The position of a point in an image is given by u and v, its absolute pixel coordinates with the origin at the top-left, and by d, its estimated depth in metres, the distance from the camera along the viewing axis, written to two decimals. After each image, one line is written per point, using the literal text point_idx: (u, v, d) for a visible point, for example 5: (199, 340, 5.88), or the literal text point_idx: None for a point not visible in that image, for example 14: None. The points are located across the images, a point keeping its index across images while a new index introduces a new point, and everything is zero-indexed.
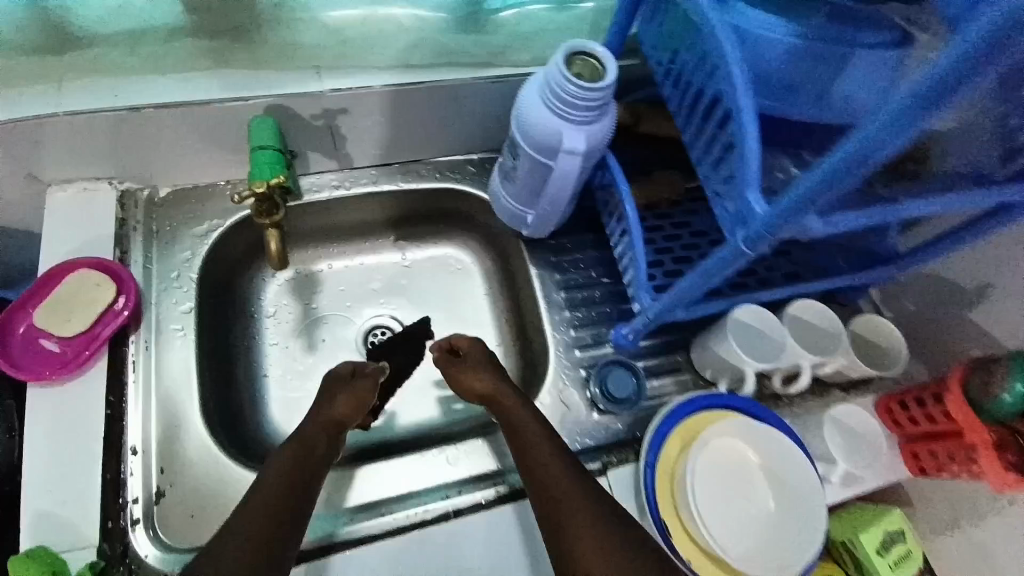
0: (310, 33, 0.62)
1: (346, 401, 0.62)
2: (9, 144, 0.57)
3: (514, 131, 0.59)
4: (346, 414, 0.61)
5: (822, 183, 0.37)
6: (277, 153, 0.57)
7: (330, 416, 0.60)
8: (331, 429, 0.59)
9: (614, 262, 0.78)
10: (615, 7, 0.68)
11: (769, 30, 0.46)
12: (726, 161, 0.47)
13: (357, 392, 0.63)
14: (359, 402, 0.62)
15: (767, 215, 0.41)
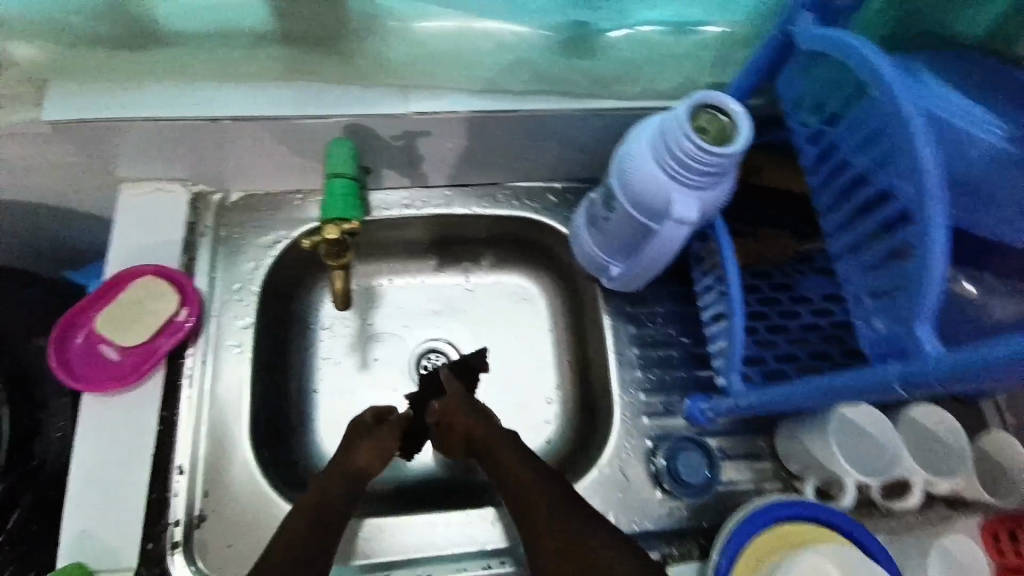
0: (401, 46, 0.56)
1: (368, 449, 0.56)
2: (83, 142, 0.55)
3: (613, 184, 0.51)
4: (368, 463, 0.56)
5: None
6: (352, 183, 0.54)
7: (349, 466, 0.55)
8: (349, 479, 0.54)
9: (697, 320, 0.70)
10: (751, 35, 0.57)
11: (975, 128, 0.41)
12: (888, 270, 0.38)
13: (380, 438, 0.57)
14: (382, 451, 0.57)
15: (936, 365, 0.33)
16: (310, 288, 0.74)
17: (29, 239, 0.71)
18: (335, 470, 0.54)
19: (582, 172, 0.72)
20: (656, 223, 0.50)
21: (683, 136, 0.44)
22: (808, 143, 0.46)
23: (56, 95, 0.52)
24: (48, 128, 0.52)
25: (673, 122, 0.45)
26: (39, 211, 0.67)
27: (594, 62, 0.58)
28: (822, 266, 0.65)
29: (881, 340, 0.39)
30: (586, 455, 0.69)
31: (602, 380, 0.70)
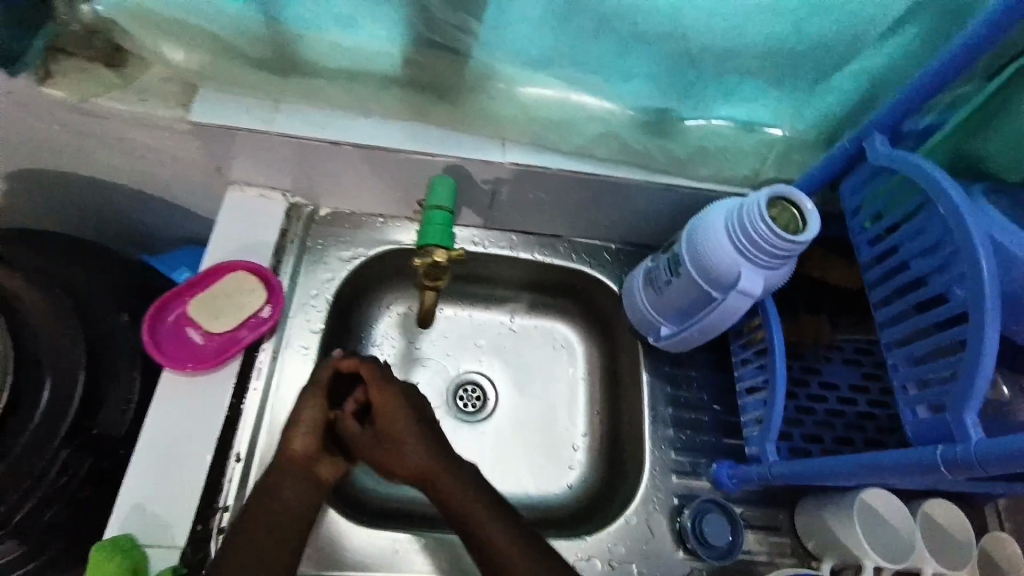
0: (508, 105, 0.62)
1: (302, 433, 0.57)
2: (212, 142, 0.61)
3: (683, 251, 0.57)
4: (313, 452, 0.56)
5: None
6: (450, 215, 0.58)
7: (294, 456, 0.56)
8: (292, 469, 0.55)
9: (729, 389, 0.74)
10: (808, 139, 0.65)
11: None
12: (941, 364, 0.44)
13: (306, 422, 0.57)
14: (318, 437, 0.57)
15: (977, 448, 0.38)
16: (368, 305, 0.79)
17: (122, 215, 0.77)
18: (277, 467, 0.55)
19: (638, 237, 0.79)
20: (719, 293, 0.55)
21: (761, 220, 0.50)
22: (868, 243, 0.53)
23: (202, 100, 0.59)
24: (187, 125, 0.58)
25: (751, 206, 0.51)
26: (141, 193, 0.72)
27: (673, 141, 0.65)
28: (848, 356, 0.72)
29: (924, 425, 0.45)
30: (610, 505, 0.72)
31: (634, 432, 0.73)
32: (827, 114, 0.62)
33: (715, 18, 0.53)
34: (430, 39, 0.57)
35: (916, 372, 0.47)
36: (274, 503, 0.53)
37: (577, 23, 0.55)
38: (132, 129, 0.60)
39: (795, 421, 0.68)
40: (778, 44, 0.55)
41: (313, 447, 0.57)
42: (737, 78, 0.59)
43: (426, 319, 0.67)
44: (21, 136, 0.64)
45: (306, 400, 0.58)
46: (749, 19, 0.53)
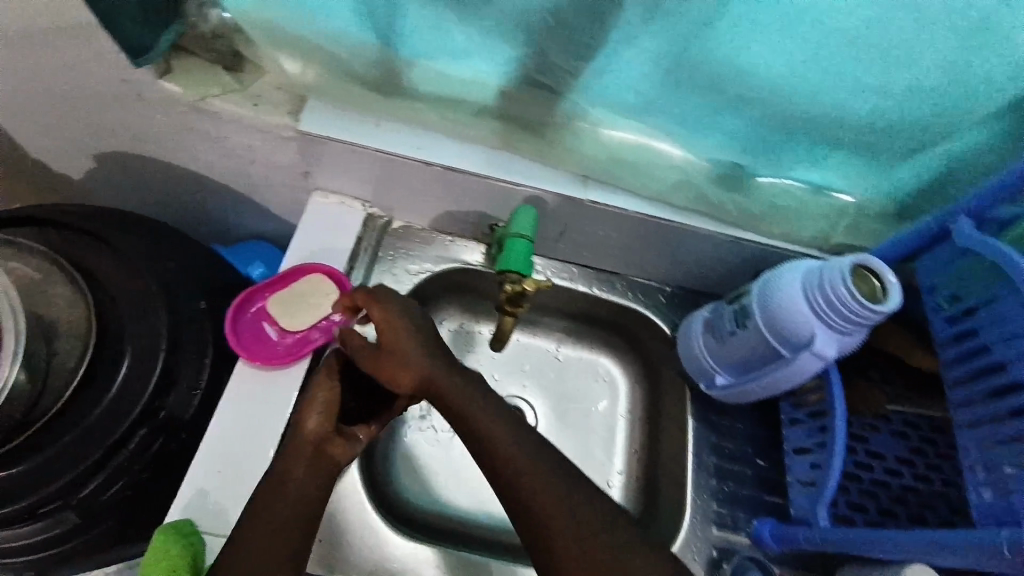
0: (593, 147, 0.64)
1: (316, 414, 0.56)
2: (309, 150, 0.65)
3: (754, 306, 0.58)
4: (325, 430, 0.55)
5: None
6: (530, 245, 0.61)
7: (309, 436, 0.55)
8: (305, 450, 0.54)
9: (774, 445, 0.74)
10: (879, 210, 0.66)
11: None
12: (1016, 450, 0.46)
13: (322, 404, 0.56)
14: (332, 414, 0.56)
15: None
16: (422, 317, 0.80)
17: (201, 206, 0.81)
18: (291, 450, 0.54)
19: (694, 283, 0.80)
20: (787, 351, 0.56)
21: (842, 286, 0.51)
22: (944, 320, 0.54)
23: (310, 111, 0.63)
24: (294, 133, 0.63)
25: (833, 271, 0.52)
26: (226, 188, 0.76)
27: (746, 196, 0.67)
28: (896, 428, 0.71)
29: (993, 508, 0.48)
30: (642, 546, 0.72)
31: (675, 476, 0.73)
32: (902, 188, 0.63)
33: (817, 94, 0.55)
34: (535, 79, 0.59)
35: (986, 455, 0.49)
36: (284, 492, 0.52)
37: (687, 86, 0.56)
38: (237, 129, 0.65)
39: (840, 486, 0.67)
40: (870, 121, 0.56)
41: (327, 425, 0.56)
42: (823, 147, 0.61)
43: (502, 344, 0.67)
44: (129, 123, 0.68)
45: (318, 380, 0.57)
46: (848, 98, 0.55)
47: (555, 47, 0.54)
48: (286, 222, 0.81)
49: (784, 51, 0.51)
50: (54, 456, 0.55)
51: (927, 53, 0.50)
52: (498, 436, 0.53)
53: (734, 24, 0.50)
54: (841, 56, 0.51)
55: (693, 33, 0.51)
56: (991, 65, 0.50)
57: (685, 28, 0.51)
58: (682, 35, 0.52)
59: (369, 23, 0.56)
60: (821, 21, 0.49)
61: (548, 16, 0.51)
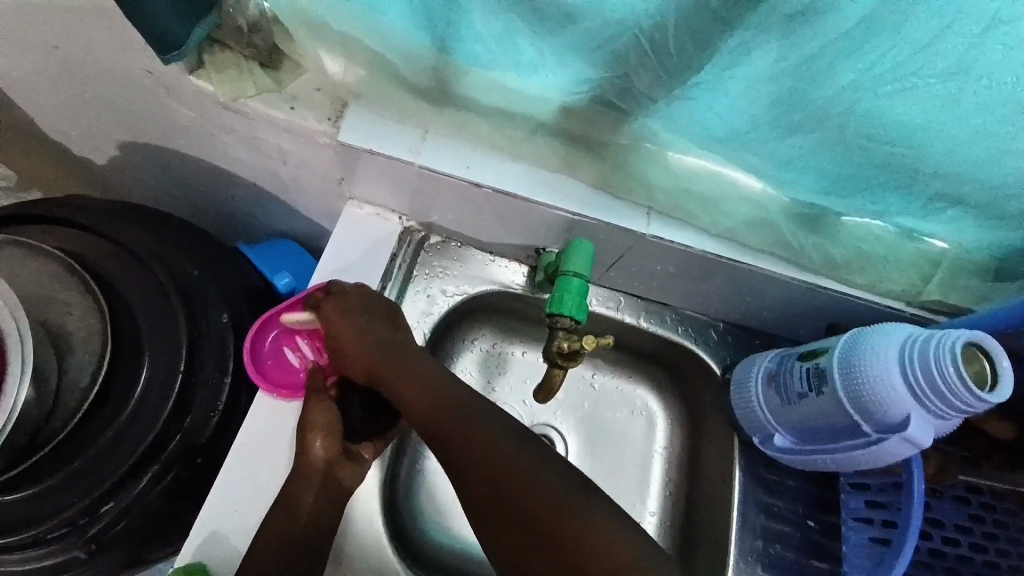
0: (663, 177, 0.57)
1: (319, 436, 0.54)
2: (348, 160, 0.59)
3: (835, 368, 0.52)
4: (332, 456, 0.54)
5: None
6: (586, 285, 0.57)
7: (316, 463, 0.53)
8: (314, 477, 0.52)
9: (826, 506, 0.68)
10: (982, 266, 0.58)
11: None
12: None
13: (325, 425, 0.54)
14: (336, 435, 0.54)
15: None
16: (455, 336, 0.74)
17: (227, 202, 0.75)
18: (298, 475, 0.52)
19: (750, 321, 0.73)
20: (866, 425, 0.50)
21: (949, 366, 0.45)
22: None
23: (351, 119, 0.57)
24: (332, 141, 0.57)
25: (940, 343, 0.45)
26: (255, 188, 0.71)
27: (828, 241, 0.60)
28: (958, 493, 0.64)
29: None
30: None
31: (714, 530, 0.68)
32: (1011, 245, 0.56)
33: (942, 148, 0.47)
34: (610, 100, 0.52)
35: None
36: (292, 517, 0.51)
37: (786, 121, 0.49)
38: (272, 131, 0.59)
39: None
40: (999, 180, 0.49)
41: (333, 447, 0.54)
42: (930, 200, 0.53)
43: (547, 396, 0.59)
44: (157, 115, 0.63)
45: (311, 404, 0.55)
46: (979, 155, 0.47)
47: (641, 71, 0.47)
48: (314, 224, 0.76)
49: (914, 101, 0.44)
50: (65, 479, 0.52)
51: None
52: (493, 445, 0.48)
53: (863, 64, 0.42)
54: (984, 113, 0.43)
55: (810, 70, 0.44)
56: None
57: (804, 66, 0.43)
58: (798, 72, 0.44)
59: (428, 31, 0.49)
60: (971, 72, 0.41)
61: (637, 40, 0.44)
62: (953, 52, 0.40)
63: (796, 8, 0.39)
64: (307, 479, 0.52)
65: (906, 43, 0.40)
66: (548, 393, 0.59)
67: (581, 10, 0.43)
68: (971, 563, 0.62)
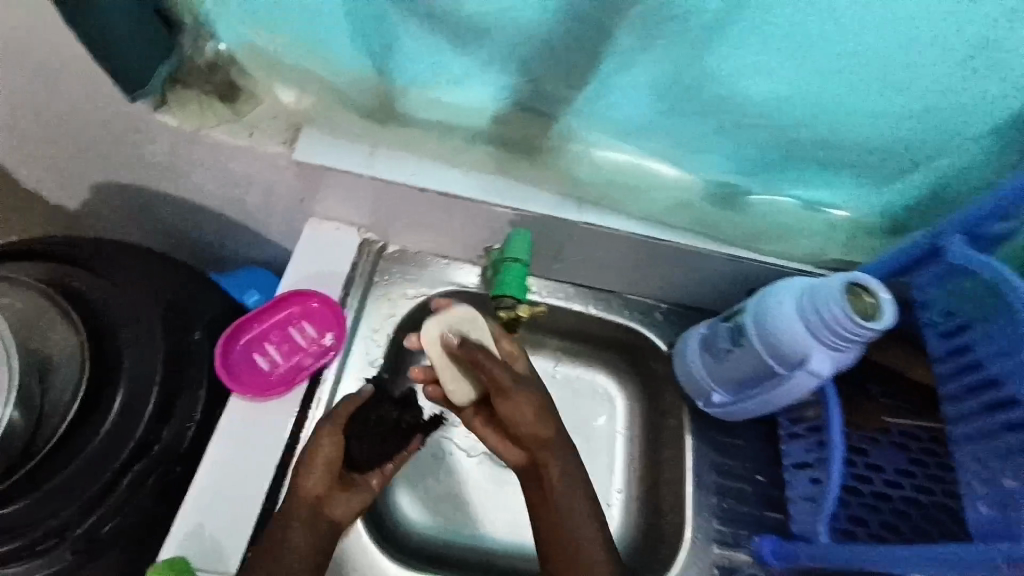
0: (589, 171, 0.65)
1: (316, 471, 0.55)
2: (307, 178, 0.65)
3: (752, 327, 0.58)
4: (327, 489, 0.56)
5: None
6: (526, 268, 0.65)
7: (307, 495, 0.55)
8: (303, 508, 0.55)
9: (776, 463, 0.73)
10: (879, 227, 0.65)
11: None
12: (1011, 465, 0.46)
13: (325, 458, 0.56)
14: (334, 468, 0.56)
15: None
16: None
17: (198, 233, 0.81)
18: (289, 507, 0.54)
19: (689, 300, 0.80)
20: (783, 368, 0.56)
21: (834, 303, 0.51)
22: (939, 336, 0.55)
23: (304, 139, 0.63)
24: (290, 162, 0.63)
25: (825, 285, 0.53)
26: (223, 217, 0.76)
27: (741, 215, 0.67)
28: (895, 440, 0.66)
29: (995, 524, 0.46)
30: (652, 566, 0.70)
31: (676, 495, 0.72)
32: (894, 203, 0.64)
33: (805, 113, 0.56)
34: (531, 105, 0.60)
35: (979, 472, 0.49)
36: (284, 551, 0.53)
37: (676, 106, 0.57)
38: (234, 158, 0.65)
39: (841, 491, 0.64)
40: (866, 139, 0.57)
41: (326, 483, 0.56)
42: (814, 168, 0.62)
43: None
44: (127, 155, 0.69)
45: (319, 438, 0.56)
46: (836, 117, 0.56)
47: (548, 72, 0.55)
48: (282, 248, 0.81)
49: (770, 75, 0.53)
50: (58, 486, 0.55)
51: (922, 69, 0.51)
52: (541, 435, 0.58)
53: (722, 47, 0.51)
54: (828, 78, 0.52)
55: (687, 54, 0.52)
56: (984, 83, 0.51)
57: (682, 51, 0.52)
58: (673, 62, 0.53)
59: (368, 57, 0.57)
60: (806, 41, 0.50)
61: (540, 45, 0.52)
62: (785, 29, 0.49)
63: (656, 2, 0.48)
64: (298, 509, 0.54)
65: (748, 27, 0.49)
66: None
67: (491, 24, 0.51)
68: (915, 504, 0.62)
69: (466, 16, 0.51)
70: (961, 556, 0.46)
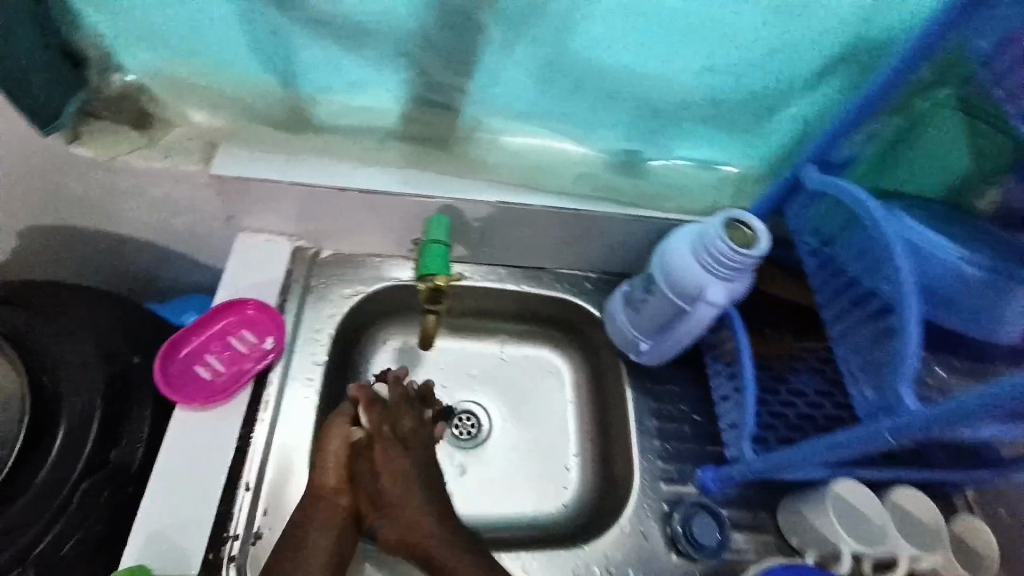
0: (496, 154, 0.70)
1: (328, 465, 0.59)
2: (229, 194, 0.68)
3: (658, 271, 0.64)
4: (341, 483, 0.59)
5: (984, 403, 0.39)
6: (446, 249, 0.67)
7: (322, 488, 0.58)
8: (319, 501, 0.58)
9: (709, 402, 0.80)
10: (764, 174, 0.72)
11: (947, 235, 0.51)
12: (875, 347, 0.50)
13: (336, 452, 0.59)
14: (345, 461, 0.59)
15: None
16: (366, 340, 0.80)
17: (132, 266, 0.81)
18: (307, 501, 0.58)
19: (616, 267, 0.83)
20: (688, 306, 0.63)
21: (717, 240, 0.58)
22: (810, 256, 0.60)
23: (220, 155, 0.66)
24: (209, 178, 0.66)
25: (709, 226, 0.59)
26: (154, 245, 0.78)
27: (641, 179, 0.73)
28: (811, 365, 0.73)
29: (872, 403, 0.48)
30: (605, 516, 0.75)
31: (622, 445, 0.77)
32: (773, 154, 0.69)
33: (668, 78, 0.60)
34: (428, 98, 0.64)
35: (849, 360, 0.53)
36: (301, 542, 0.56)
37: (554, 83, 0.62)
38: (154, 182, 0.67)
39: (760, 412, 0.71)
40: (721, 96, 0.62)
41: (340, 477, 0.59)
42: (697, 126, 0.66)
43: (428, 342, 0.74)
44: (45, 195, 0.70)
45: (331, 431, 0.60)
46: (698, 82, 0.61)
47: (435, 66, 0.60)
48: (219, 271, 0.82)
49: (628, 45, 0.57)
50: (7, 522, 0.55)
51: (744, 25, 0.55)
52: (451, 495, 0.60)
53: (580, 22, 0.55)
54: (679, 46, 0.57)
55: (542, 31, 0.56)
56: (822, 19, 0.54)
57: (537, 28, 0.56)
58: (543, 43, 0.58)
59: (270, 71, 0.61)
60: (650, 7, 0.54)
61: (419, 39, 0.57)
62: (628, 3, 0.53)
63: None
64: (314, 501, 0.58)
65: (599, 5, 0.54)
66: (428, 338, 0.73)
67: (372, 25, 0.56)
68: (835, 417, 0.69)
69: (347, 18, 0.55)
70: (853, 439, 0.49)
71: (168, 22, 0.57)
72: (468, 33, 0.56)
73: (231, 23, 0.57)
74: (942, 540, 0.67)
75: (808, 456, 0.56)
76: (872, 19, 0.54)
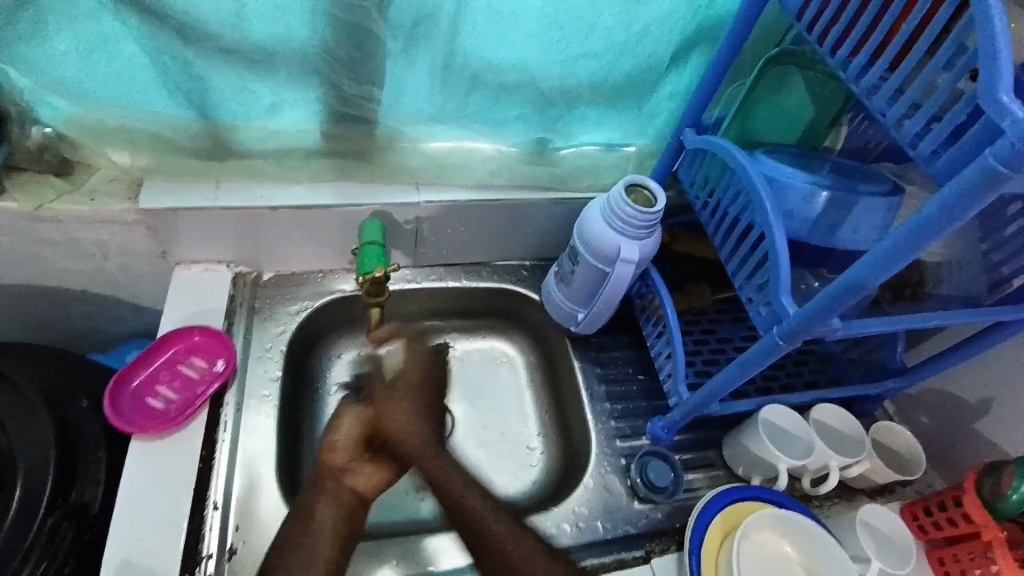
0: (415, 157, 0.75)
1: (338, 445, 0.66)
2: (159, 227, 0.70)
3: (575, 242, 0.71)
4: (348, 462, 0.65)
5: (835, 294, 0.47)
6: (383, 248, 0.70)
7: (331, 467, 0.65)
8: (326, 483, 0.63)
9: (649, 361, 0.86)
10: (661, 147, 0.80)
11: (804, 171, 0.61)
12: (759, 271, 0.58)
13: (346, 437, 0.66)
14: (354, 443, 0.66)
15: (932, 212, 0.39)
16: (320, 356, 0.82)
17: (68, 318, 0.81)
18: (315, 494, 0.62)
19: (547, 252, 0.89)
20: (608, 268, 0.70)
21: (622, 203, 0.66)
22: (703, 208, 0.68)
23: (148, 190, 0.68)
24: (138, 214, 0.68)
25: (613, 192, 0.67)
26: (87, 293, 0.78)
27: (555, 165, 0.78)
28: (737, 315, 0.85)
29: (766, 317, 0.56)
30: (569, 482, 0.77)
31: (576, 413, 0.82)
32: (667, 126, 0.78)
33: (556, 70, 0.68)
34: (342, 112, 0.69)
35: (744, 287, 0.60)
36: (312, 520, 0.59)
37: (454, 88, 0.68)
38: (85, 227, 0.69)
39: (687, 361, 0.79)
40: (601, 79, 0.70)
41: (349, 456, 0.66)
42: (596, 108, 0.74)
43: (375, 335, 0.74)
44: None
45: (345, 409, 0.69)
46: (584, 74, 0.69)
47: (344, 78, 0.65)
48: (158, 311, 0.82)
49: (516, 48, 0.65)
50: None
51: (607, 14, 0.63)
52: (489, 522, 0.62)
53: (469, 27, 0.63)
54: (559, 44, 0.65)
55: (434, 40, 0.63)
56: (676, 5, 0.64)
57: (428, 39, 0.63)
58: (443, 49, 0.64)
59: (187, 105, 0.65)
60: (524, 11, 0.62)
61: (325, 56, 0.63)
62: (505, 7, 0.61)
63: (407, 5, 0.60)
64: (327, 479, 0.63)
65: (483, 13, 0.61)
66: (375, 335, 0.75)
67: (277, 48, 0.61)
68: None
69: (254, 45, 0.60)
70: (759, 352, 0.56)
71: (79, 70, 0.60)
72: (368, 44, 0.62)
73: (142, 63, 0.60)
74: (866, 445, 0.73)
75: (728, 381, 0.62)
76: (708, 5, 0.65)
